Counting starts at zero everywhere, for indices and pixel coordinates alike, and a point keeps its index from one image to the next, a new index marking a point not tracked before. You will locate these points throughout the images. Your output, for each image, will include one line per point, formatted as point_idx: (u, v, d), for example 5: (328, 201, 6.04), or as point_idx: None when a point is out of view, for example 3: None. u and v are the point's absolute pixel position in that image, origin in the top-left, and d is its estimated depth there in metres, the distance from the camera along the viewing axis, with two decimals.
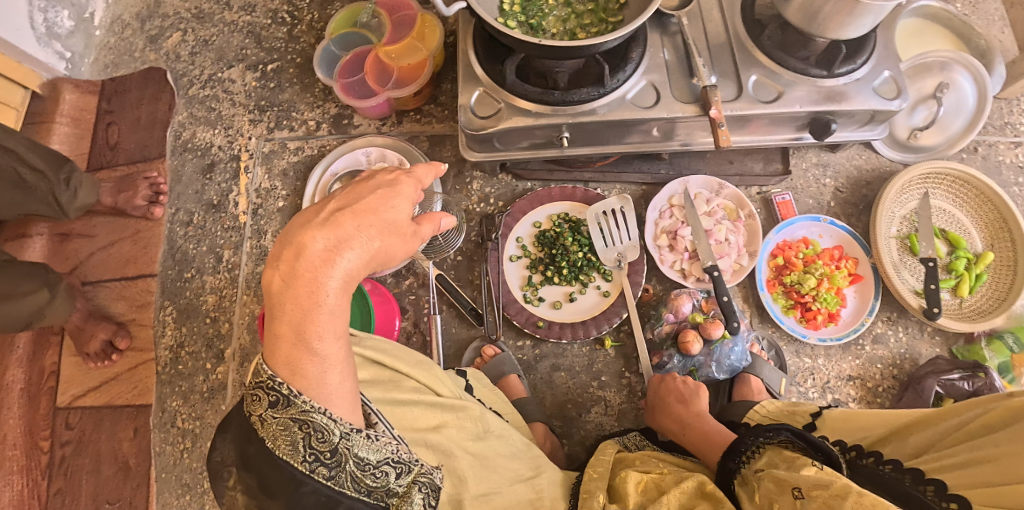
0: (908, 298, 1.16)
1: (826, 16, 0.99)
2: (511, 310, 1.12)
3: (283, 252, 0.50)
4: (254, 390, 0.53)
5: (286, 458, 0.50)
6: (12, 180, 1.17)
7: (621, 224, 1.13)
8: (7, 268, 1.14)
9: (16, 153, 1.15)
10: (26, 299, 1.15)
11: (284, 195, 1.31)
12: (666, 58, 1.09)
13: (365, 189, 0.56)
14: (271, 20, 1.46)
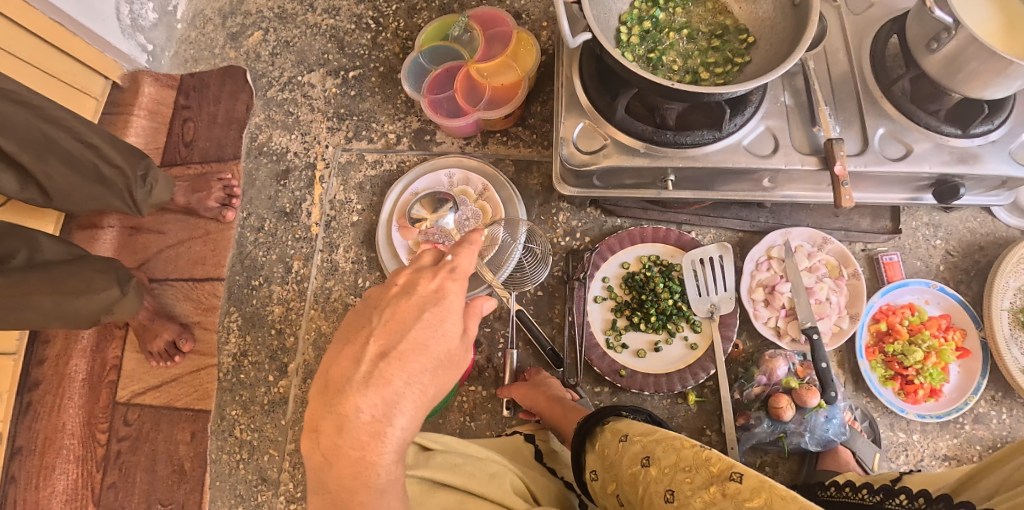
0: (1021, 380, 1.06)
1: (967, 76, 0.91)
2: (594, 355, 1.07)
3: (326, 422, 0.52)
4: None
5: None
6: (93, 174, 1.16)
7: (718, 276, 1.08)
8: (82, 263, 1.13)
9: (96, 147, 1.12)
10: (99, 294, 1.13)
11: (358, 209, 1.28)
12: (787, 103, 1.01)
13: (409, 310, 0.56)
14: (355, 25, 1.42)
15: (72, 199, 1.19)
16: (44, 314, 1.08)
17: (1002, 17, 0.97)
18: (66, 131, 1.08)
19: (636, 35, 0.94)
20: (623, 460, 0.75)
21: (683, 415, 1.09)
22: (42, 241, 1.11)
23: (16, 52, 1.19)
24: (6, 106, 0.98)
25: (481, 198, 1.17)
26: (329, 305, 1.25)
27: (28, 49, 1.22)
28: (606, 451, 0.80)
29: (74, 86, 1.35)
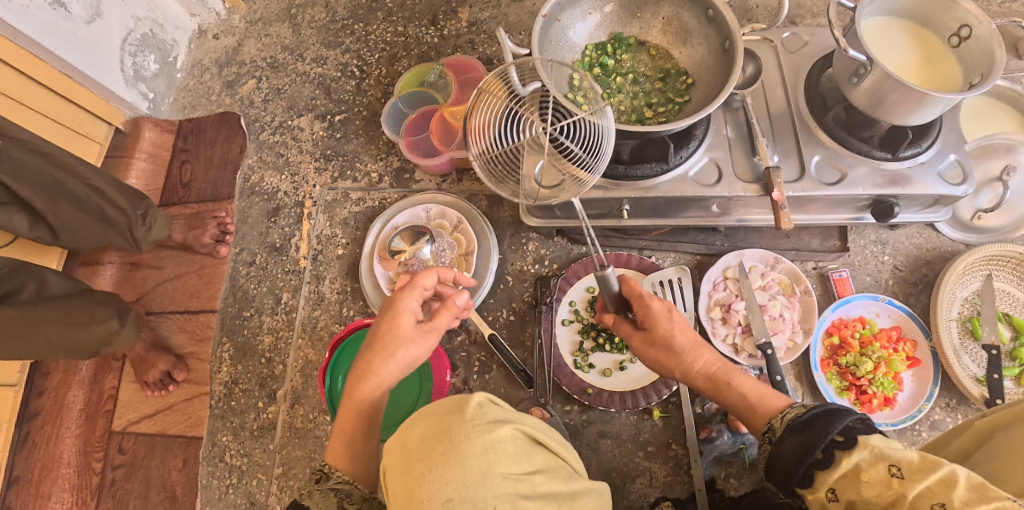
0: (970, 386, 1.11)
1: (890, 106, 1.01)
2: (562, 375, 1.14)
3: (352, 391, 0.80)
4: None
5: None
6: (97, 214, 1.25)
7: (677, 296, 1.16)
8: (85, 298, 1.21)
9: (101, 190, 1.22)
10: (99, 326, 1.21)
11: (344, 243, 1.37)
12: (729, 135, 1.11)
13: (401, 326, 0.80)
14: (341, 73, 1.54)
15: (77, 237, 1.28)
16: (50, 343, 1.16)
17: (919, 52, 1.09)
18: (74, 175, 1.18)
19: (585, 80, 1.05)
20: (877, 499, 0.55)
21: (650, 430, 1.15)
22: (48, 276, 1.20)
23: (25, 100, 1.32)
24: (21, 153, 1.09)
25: (457, 230, 1.25)
26: (316, 333, 1.32)
27: (37, 98, 1.35)
28: (860, 475, 0.56)
29: (80, 131, 1.48)
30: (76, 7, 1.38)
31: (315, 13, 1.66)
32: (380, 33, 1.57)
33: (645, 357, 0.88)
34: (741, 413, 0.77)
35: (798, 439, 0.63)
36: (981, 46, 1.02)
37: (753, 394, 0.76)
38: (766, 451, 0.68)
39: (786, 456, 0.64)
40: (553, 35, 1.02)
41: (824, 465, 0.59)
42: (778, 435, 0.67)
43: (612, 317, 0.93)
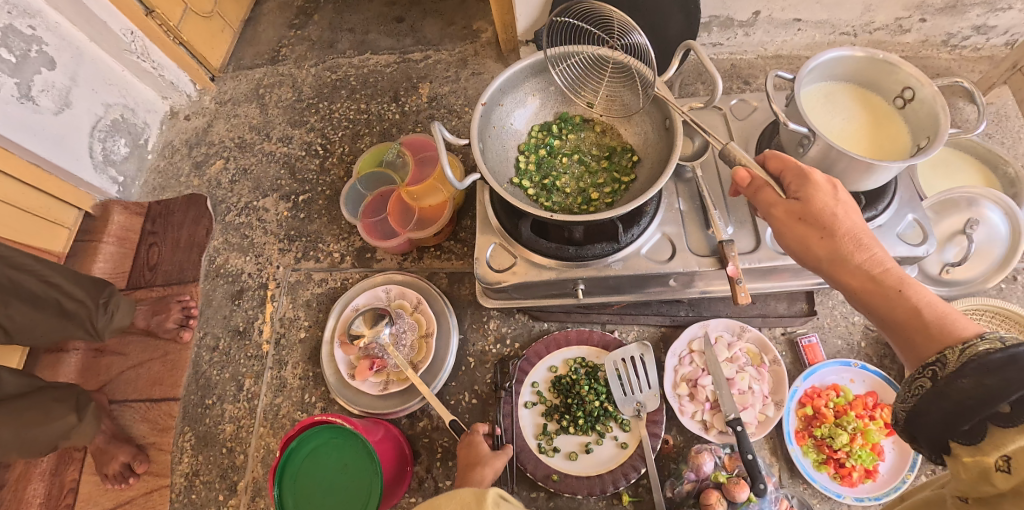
0: None
1: (841, 173, 0.99)
2: (525, 461, 1.11)
3: None
4: None
5: None
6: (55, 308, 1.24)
7: (641, 374, 1.13)
8: (40, 395, 1.19)
9: (58, 283, 1.22)
10: (54, 423, 1.18)
11: (306, 325, 1.36)
12: (682, 209, 1.10)
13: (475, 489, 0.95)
14: (306, 152, 1.57)
15: (32, 334, 1.24)
16: (1, 448, 1.12)
17: (866, 117, 1.05)
18: (30, 273, 1.19)
19: (532, 164, 1.07)
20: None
21: None
22: (3, 376, 1.17)
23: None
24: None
25: (417, 311, 1.24)
26: (278, 420, 1.29)
27: (6, 189, 1.35)
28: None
29: (47, 218, 1.47)
30: (44, 99, 1.41)
31: (282, 92, 1.70)
32: (344, 111, 1.61)
33: (793, 229, 0.75)
34: (903, 324, 0.65)
35: (978, 378, 0.51)
36: (927, 108, 0.97)
37: (924, 305, 0.64)
38: (927, 385, 0.57)
39: (960, 396, 0.52)
40: (496, 124, 1.04)
41: (1012, 424, 0.46)
42: (952, 368, 0.55)
43: (750, 178, 0.81)
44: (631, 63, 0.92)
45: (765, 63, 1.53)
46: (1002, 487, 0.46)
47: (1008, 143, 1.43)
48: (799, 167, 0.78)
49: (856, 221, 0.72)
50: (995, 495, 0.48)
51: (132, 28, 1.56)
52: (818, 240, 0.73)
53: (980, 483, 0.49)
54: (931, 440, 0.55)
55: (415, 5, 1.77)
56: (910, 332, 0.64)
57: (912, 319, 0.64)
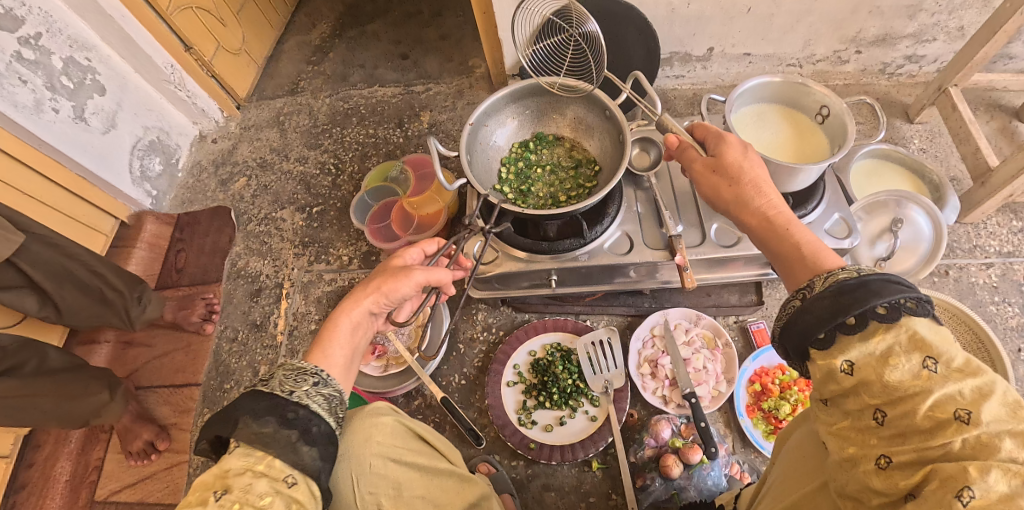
0: None
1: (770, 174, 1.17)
2: (506, 431, 1.25)
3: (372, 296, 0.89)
4: (300, 374, 0.76)
5: (282, 393, 0.72)
6: (98, 297, 1.42)
7: (608, 355, 1.29)
8: (82, 372, 1.36)
9: (103, 275, 1.40)
10: (92, 397, 1.35)
11: (316, 318, 1.53)
12: (640, 210, 1.28)
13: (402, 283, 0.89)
14: (320, 171, 1.79)
15: (77, 315, 1.43)
16: (45, 415, 1.29)
17: (791, 131, 1.24)
18: (80, 263, 1.36)
19: (511, 172, 1.27)
20: (897, 384, 0.52)
21: (590, 482, 1.24)
22: (50, 353, 1.33)
23: (44, 199, 1.52)
24: (35, 244, 1.27)
25: None
26: None
27: (55, 197, 1.55)
28: (888, 358, 0.53)
29: (88, 224, 1.66)
30: (94, 120, 1.64)
31: (300, 119, 1.93)
32: (354, 135, 1.83)
33: (712, 181, 0.92)
34: (785, 254, 0.78)
35: (832, 298, 0.60)
36: (838, 120, 1.17)
37: (799, 237, 0.78)
38: (795, 308, 0.65)
39: (818, 312, 0.61)
40: (481, 139, 1.24)
41: (856, 331, 0.56)
42: (815, 289, 0.65)
43: (678, 142, 1.01)
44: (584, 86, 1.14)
45: (724, 91, 1.74)
46: (846, 386, 0.56)
47: (940, 156, 1.60)
48: (719, 135, 0.95)
49: (759, 172, 0.88)
50: (841, 390, 0.57)
51: (172, 62, 1.80)
52: (728, 188, 0.89)
53: (831, 386, 0.58)
54: (796, 352, 0.64)
55: (418, 44, 2.02)
56: (788, 260, 0.78)
57: (792, 251, 0.76)
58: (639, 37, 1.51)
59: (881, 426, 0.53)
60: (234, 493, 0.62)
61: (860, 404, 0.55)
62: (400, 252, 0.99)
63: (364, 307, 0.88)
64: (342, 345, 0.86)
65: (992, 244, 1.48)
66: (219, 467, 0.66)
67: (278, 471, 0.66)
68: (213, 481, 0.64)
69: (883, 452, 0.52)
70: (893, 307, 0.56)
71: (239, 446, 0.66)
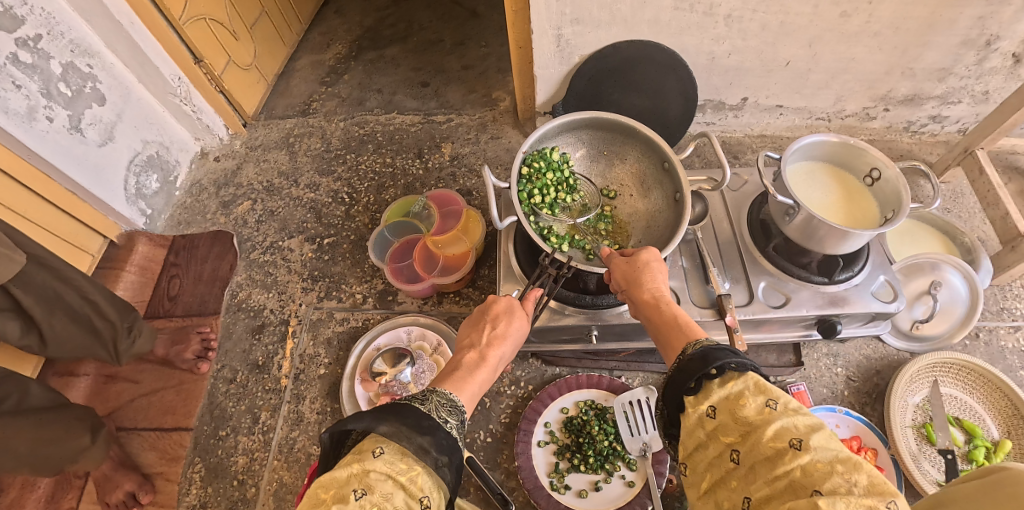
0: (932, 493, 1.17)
1: (822, 237, 1.13)
2: (538, 497, 1.16)
3: (500, 337, 0.88)
4: (447, 402, 0.75)
5: (435, 417, 0.71)
6: (86, 326, 1.27)
7: (646, 415, 1.21)
8: (63, 412, 1.20)
9: (94, 303, 1.26)
10: (71, 442, 1.19)
11: (326, 362, 1.42)
12: (684, 265, 1.25)
13: (521, 331, 0.91)
14: (332, 199, 1.69)
15: (63, 348, 1.30)
16: (16, 461, 1.12)
17: (841, 192, 1.22)
18: (72, 286, 1.21)
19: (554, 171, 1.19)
20: (746, 420, 0.63)
21: None
22: (32, 388, 1.16)
23: (27, 214, 1.38)
24: (31, 267, 1.13)
25: (436, 352, 1.34)
26: (293, 453, 1.32)
27: (40, 213, 1.41)
28: (739, 400, 0.65)
29: (72, 242, 1.51)
30: (91, 131, 1.51)
31: (312, 142, 1.83)
32: (370, 164, 1.74)
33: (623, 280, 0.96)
34: (661, 331, 0.85)
35: (696, 358, 0.72)
36: (892, 186, 1.15)
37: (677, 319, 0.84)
38: (673, 366, 0.75)
39: (685, 369, 0.72)
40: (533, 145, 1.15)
41: (716, 385, 0.68)
42: (688, 352, 0.74)
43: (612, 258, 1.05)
44: (662, 145, 1.11)
45: (752, 141, 1.73)
46: (711, 430, 0.67)
47: (964, 217, 1.61)
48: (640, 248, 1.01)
49: (649, 264, 0.94)
50: (712, 438, 0.67)
51: (179, 74, 1.69)
52: (624, 277, 0.95)
53: (699, 434, 0.69)
54: (670, 409, 0.74)
55: (439, 73, 1.97)
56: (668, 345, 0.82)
57: (670, 329, 0.83)
58: (677, 84, 1.49)
59: (738, 464, 0.63)
60: (374, 496, 0.60)
61: (724, 447, 0.65)
62: (527, 294, 0.96)
63: (503, 345, 0.87)
64: (485, 377, 0.83)
65: (1018, 307, 1.48)
66: (357, 465, 0.63)
67: (417, 488, 0.63)
68: (351, 478, 0.62)
69: (744, 493, 0.61)
70: (734, 365, 0.68)
71: (388, 448, 0.65)
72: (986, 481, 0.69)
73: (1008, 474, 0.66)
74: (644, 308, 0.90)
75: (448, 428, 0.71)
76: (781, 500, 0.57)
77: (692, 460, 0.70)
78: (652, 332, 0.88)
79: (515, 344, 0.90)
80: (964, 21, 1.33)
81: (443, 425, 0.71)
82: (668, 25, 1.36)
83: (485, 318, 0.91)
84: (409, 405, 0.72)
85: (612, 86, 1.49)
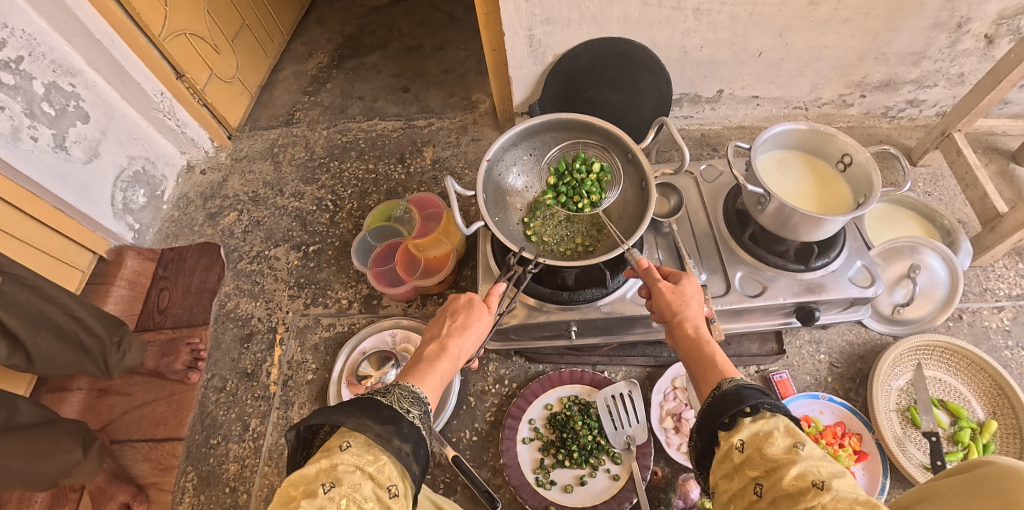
0: (917, 475, 1.16)
1: (796, 225, 1.14)
2: (524, 493, 1.17)
3: (460, 329, 0.89)
4: (410, 394, 0.76)
5: (399, 409, 0.73)
6: (73, 342, 1.29)
7: (630, 409, 1.21)
8: (54, 427, 1.22)
9: (80, 318, 1.28)
10: (63, 456, 1.19)
11: (313, 368, 1.44)
12: (661, 258, 1.28)
13: (484, 323, 0.92)
14: (316, 207, 1.71)
15: (51, 365, 1.29)
16: (8, 478, 1.12)
17: (813, 179, 1.23)
18: (58, 305, 1.24)
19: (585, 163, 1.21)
20: (772, 456, 0.62)
21: None
22: (20, 405, 1.18)
23: (15, 233, 1.38)
24: (12, 287, 1.16)
25: None
26: (283, 458, 1.34)
27: (30, 231, 1.43)
28: (768, 436, 0.64)
29: (62, 259, 1.53)
30: (76, 149, 1.53)
31: (296, 152, 1.85)
32: (353, 170, 1.76)
33: (655, 298, 0.92)
34: (695, 367, 0.83)
35: (729, 394, 0.71)
36: (863, 170, 1.16)
37: (710, 358, 0.81)
38: (707, 402, 0.74)
39: (720, 404, 0.71)
40: (513, 139, 1.18)
41: (745, 419, 0.67)
42: (721, 390, 0.73)
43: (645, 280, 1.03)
44: (623, 139, 1.13)
45: (730, 132, 1.74)
46: (738, 463, 0.65)
47: (945, 199, 1.61)
48: (676, 270, 0.97)
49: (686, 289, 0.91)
50: (736, 468, 0.66)
51: (162, 90, 1.71)
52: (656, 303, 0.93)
53: (726, 464, 0.67)
54: (700, 440, 0.73)
55: (420, 78, 1.99)
56: (701, 384, 0.80)
57: (703, 366, 0.81)
58: (652, 79, 1.50)
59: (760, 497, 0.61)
60: (343, 488, 0.61)
61: (746, 479, 0.64)
62: (492, 286, 0.96)
63: (464, 336, 0.89)
64: (447, 368, 0.85)
65: (1001, 287, 1.49)
66: (325, 459, 0.64)
67: (385, 478, 0.65)
68: (319, 473, 0.63)
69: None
70: (766, 407, 0.67)
71: (354, 441, 0.66)
72: (969, 476, 0.63)
73: (997, 467, 0.60)
74: (678, 339, 0.87)
75: (414, 418, 0.73)
76: None
77: (717, 489, 0.68)
78: (685, 364, 0.86)
79: (477, 336, 0.91)
80: (931, 4, 1.34)
81: (407, 416, 0.72)
82: (638, 21, 1.37)
83: (446, 313, 0.93)
84: (373, 398, 0.73)
85: (588, 83, 1.50)
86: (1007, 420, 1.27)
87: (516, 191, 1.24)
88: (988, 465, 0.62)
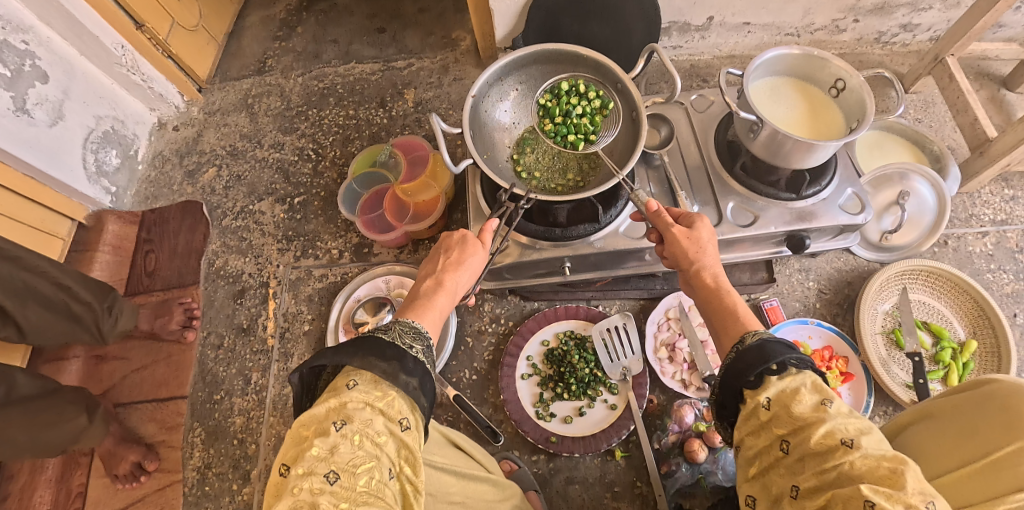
0: (899, 393, 1.22)
1: (788, 152, 1.12)
2: (525, 426, 1.20)
3: (456, 266, 0.89)
4: (411, 329, 0.76)
5: (400, 344, 0.73)
6: (63, 311, 1.26)
7: (624, 340, 1.24)
8: (56, 396, 1.21)
9: (65, 287, 1.24)
10: (69, 424, 1.20)
11: (309, 318, 1.44)
12: (653, 192, 1.27)
13: (478, 258, 0.91)
14: (298, 157, 1.66)
15: (43, 335, 1.27)
16: (16, 448, 1.13)
17: (805, 105, 1.20)
18: (42, 276, 1.21)
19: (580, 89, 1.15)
20: (800, 416, 0.62)
21: (614, 472, 1.22)
22: (18, 377, 1.17)
23: None
24: None
25: None
26: (287, 408, 1.36)
27: (10, 204, 1.37)
28: (796, 394, 0.64)
29: (40, 229, 1.47)
30: (38, 111, 1.44)
31: (271, 101, 1.78)
32: (333, 117, 1.70)
33: (669, 244, 0.92)
34: (715, 316, 0.83)
35: (754, 350, 0.70)
36: (856, 95, 1.13)
37: (731, 309, 0.81)
38: (730, 356, 0.74)
39: (745, 360, 0.70)
40: (498, 74, 1.14)
41: (770, 376, 0.67)
42: (745, 344, 0.73)
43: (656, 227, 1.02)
44: (611, 67, 1.10)
45: (720, 62, 1.70)
46: (765, 420, 0.66)
47: (935, 125, 1.60)
48: (687, 213, 0.96)
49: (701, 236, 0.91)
50: (762, 425, 0.66)
51: (122, 43, 1.61)
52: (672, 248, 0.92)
53: (751, 422, 0.67)
54: (722, 394, 0.73)
55: (396, 17, 1.89)
56: (720, 333, 0.81)
57: (724, 317, 0.81)
58: (639, 11, 1.44)
59: (788, 454, 0.62)
60: (355, 425, 0.62)
61: (772, 437, 0.65)
62: (485, 221, 0.95)
63: (459, 271, 0.88)
64: (445, 301, 0.85)
65: (986, 212, 1.51)
66: (333, 399, 0.65)
67: (395, 412, 0.65)
68: (329, 412, 0.63)
69: (792, 483, 0.61)
70: (793, 363, 0.67)
71: (361, 379, 0.67)
72: (974, 394, 0.77)
73: (1001, 386, 0.74)
74: (697, 287, 0.88)
75: (417, 351, 0.74)
76: (829, 492, 0.58)
77: (741, 444, 0.69)
78: (705, 313, 0.86)
79: (472, 271, 0.90)
80: None
81: (410, 350, 0.73)
82: None
83: (439, 250, 0.92)
84: (374, 336, 0.73)
85: (573, 15, 1.44)
86: (985, 338, 1.32)
87: (502, 128, 1.21)
88: (992, 385, 0.75)
